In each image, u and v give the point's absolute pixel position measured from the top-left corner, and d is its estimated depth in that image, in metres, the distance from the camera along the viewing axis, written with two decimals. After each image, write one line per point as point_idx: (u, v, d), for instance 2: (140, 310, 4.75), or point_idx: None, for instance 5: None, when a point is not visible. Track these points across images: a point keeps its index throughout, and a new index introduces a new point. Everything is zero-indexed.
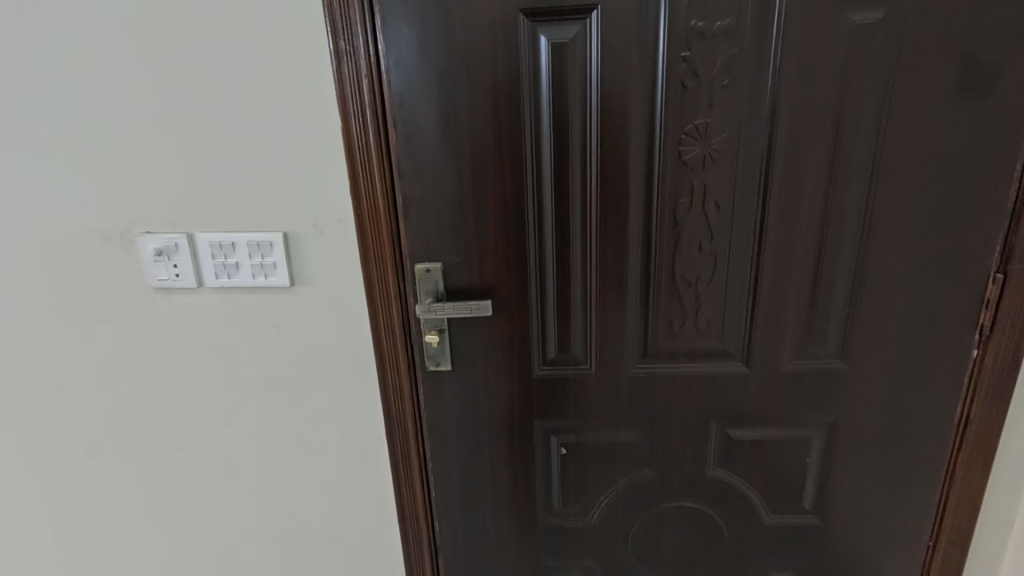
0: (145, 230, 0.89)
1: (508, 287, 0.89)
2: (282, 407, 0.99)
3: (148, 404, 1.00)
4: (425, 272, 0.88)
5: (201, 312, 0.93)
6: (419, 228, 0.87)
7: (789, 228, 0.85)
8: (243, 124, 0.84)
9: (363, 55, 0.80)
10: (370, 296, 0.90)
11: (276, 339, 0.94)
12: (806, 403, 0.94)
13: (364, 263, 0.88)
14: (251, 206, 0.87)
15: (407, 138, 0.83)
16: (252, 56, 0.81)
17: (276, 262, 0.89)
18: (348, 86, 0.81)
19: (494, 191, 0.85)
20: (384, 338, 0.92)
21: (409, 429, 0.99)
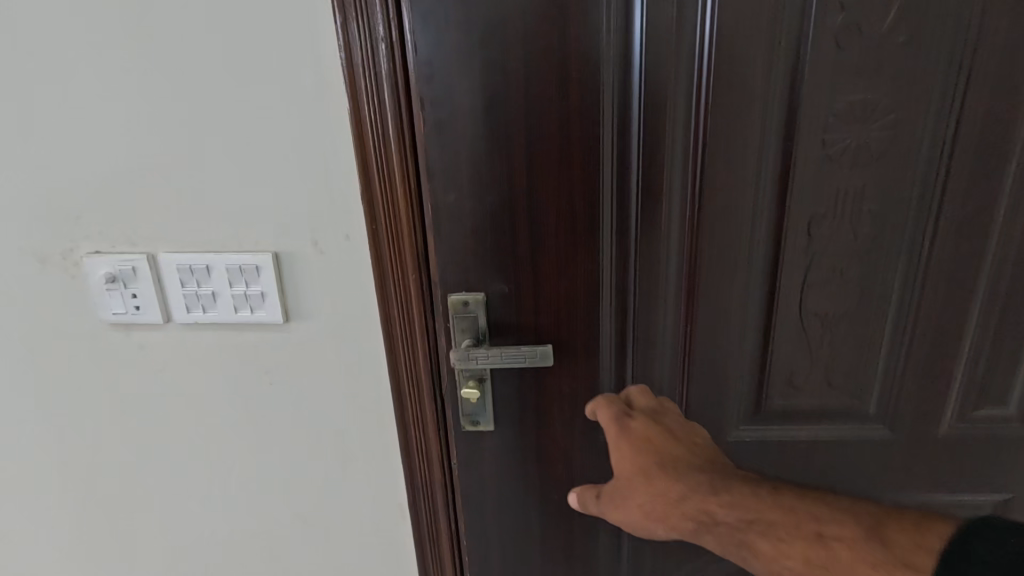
0: (91, 250, 0.67)
1: (573, 327, 0.67)
2: (275, 476, 0.77)
3: (98, 474, 0.77)
4: (461, 306, 0.65)
5: (169, 354, 0.71)
6: (453, 251, 0.64)
7: (968, 249, 0.61)
8: (219, 108, 0.62)
9: (380, 11, 0.56)
10: (389, 336, 0.68)
11: (267, 389, 0.73)
12: (961, 479, 0.71)
13: (380, 294, 0.66)
14: (232, 218, 0.65)
15: (439, 126, 0.59)
16: (228, 12, 0.58)
17: (265, 292, 0.67)
18: (358, 55, 0.58)
19: (559, 200, 0.61)
20: (406, 389, 0.71)
21: (438, 502, 0.77)
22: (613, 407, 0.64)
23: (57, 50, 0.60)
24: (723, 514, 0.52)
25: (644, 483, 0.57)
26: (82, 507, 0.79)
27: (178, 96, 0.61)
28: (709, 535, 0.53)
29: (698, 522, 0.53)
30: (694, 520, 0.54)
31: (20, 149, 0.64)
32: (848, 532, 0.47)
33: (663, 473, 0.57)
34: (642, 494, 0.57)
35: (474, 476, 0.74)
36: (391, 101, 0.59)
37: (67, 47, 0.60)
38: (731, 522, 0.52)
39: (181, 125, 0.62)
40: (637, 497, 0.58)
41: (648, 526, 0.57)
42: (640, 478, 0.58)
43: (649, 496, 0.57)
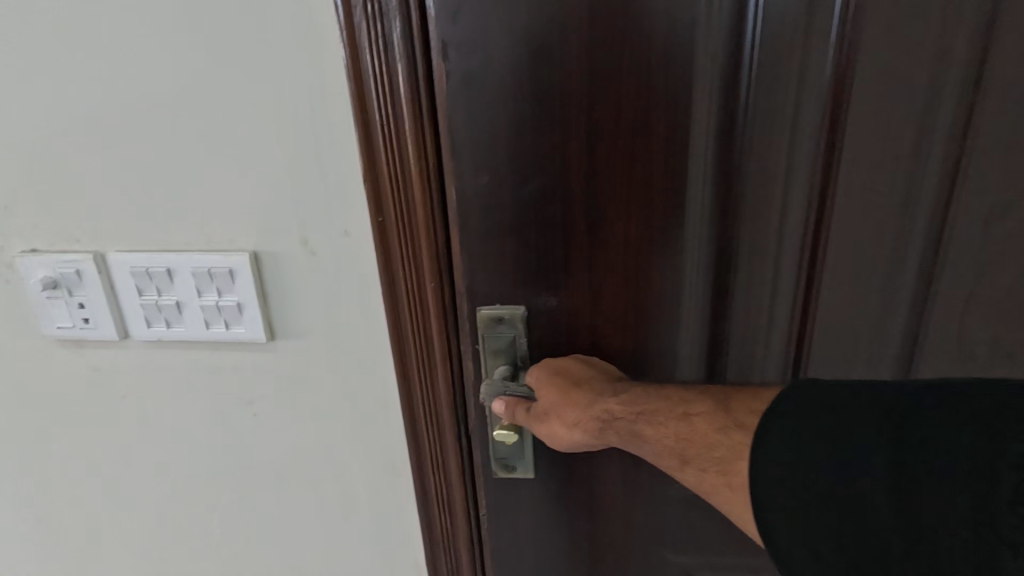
0: (27, 248, 0.53)
1: (642, 350, 0.50)
2: (265, 524, 0.63)
3: (57, 513, 0.64)
4: (493, 323, 0.50)
5: (129, 377, 0.57)
6: (485, 255, 0.48)
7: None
8: (177, 62, 0.47)
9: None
10: (401, 358, 0.53)
11: (250, 421, 0.59)
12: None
13: (389, 303, 0.51)
14: (197, 207, 0.50)
15: (470, 84, 0.43)
16: None
17: (242, 303, 0.52)
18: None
19: (633, 186, 0.45)
20: (422, 423, 0.55)
21: (461, 560, 0.62)
22: (549, 360, 0.49)
23: None
24: (619, 406, 0.44)
25: (548, 391, 0.47)
26: (45, 553, 0.67)
27: (127, 47, 0.47)
28: (612, 435, 0.45)
29: (598, 419, 0.45)
30: (596, 418, 0.45)
31: None
32: (714, 406, 0.41)
33: (581, 389, 0.47)
34: (545, 400, 0.47)
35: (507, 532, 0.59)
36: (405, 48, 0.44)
37: None
38: (630, 416, 0.44)
39: (132, 85, 0.48)
40: (539, 406, 0.47)
41: (551, 439, 0.48)
42: (556, 399, 0.47)
43: (557, 407, 0.46)
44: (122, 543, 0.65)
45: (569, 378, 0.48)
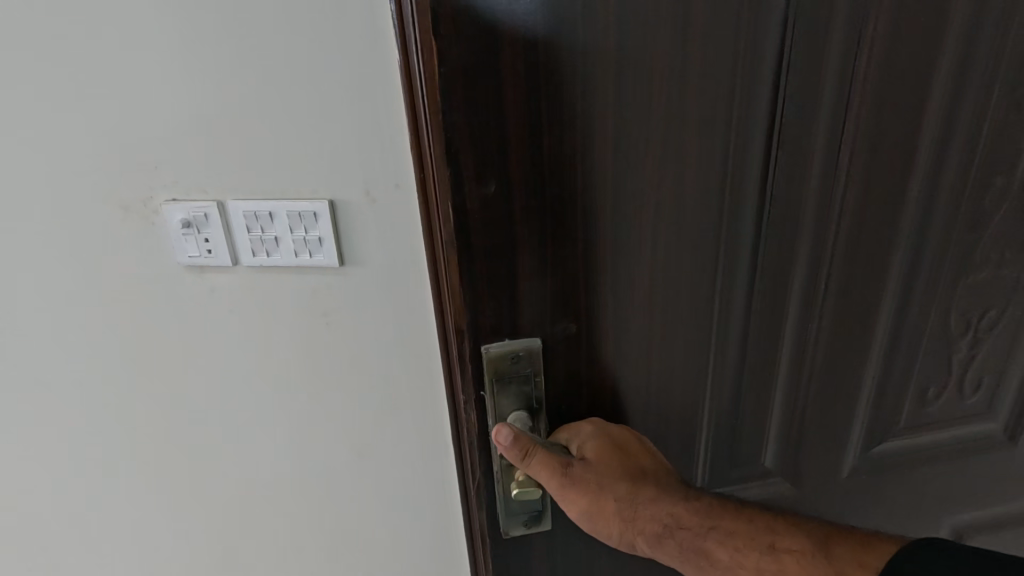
0: (169, 198, 0.73)
1: (616, 312, 0.64)
2: (333, 409, 0.85)
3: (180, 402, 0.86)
4: (507, 363, 0.64)
5: (238, 295, 0.78)
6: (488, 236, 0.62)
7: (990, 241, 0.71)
8: (279, 65, 0.66)
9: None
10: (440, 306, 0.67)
11: (325, 330, 0.79)
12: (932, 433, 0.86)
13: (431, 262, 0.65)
14: (291, 169, 0.70)
15: (472, 109, 0.53)
16: None
17: (322, 237, 0.72)
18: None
19: (620, 194, 0.58)
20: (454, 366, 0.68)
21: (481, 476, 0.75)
22: (602, 441, 0.67)
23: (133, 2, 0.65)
24: (684, 515, 0.66)
25: (608, 476, 0.66)
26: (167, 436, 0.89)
27: (242, 52, 0.66)
28: (668, 531, 0.66)
29: (664, 522, 0.66)
30: (661, 521, 0.66)
31: (96, 98, 0.69)
32: (810, 548, 0.60)
33: (640, 483, 0.66)
34: (603, 481, 0.66)
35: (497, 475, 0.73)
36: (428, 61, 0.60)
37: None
38: (698, 527, 0.65)
39: (247, 73, 0.67)
40: (595, 480, 0.66)
41: (601, 512, 0.67)
42: (621, 489, 0.66)
43: (625, 500, 0.66)
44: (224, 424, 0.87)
45: (631, 473, 0.67)
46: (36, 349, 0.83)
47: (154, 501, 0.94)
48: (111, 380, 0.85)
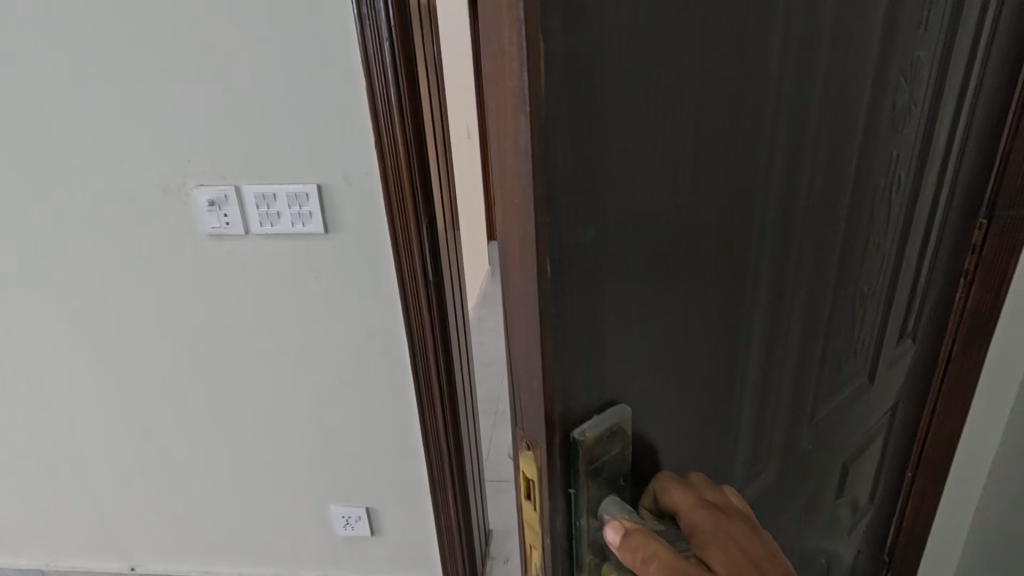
0: (199, 183, 1.01)
1: (697, 416, 0.44)
2: (320, 343, 1.13)
3: (205, 339, 1.14)
4: (604, 438, 0.36)
5: (248, 256, 1.05)
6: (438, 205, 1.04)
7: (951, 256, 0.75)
8: (281, 89, 0.93)
9: (387, 52, 0.89)
10: (398, 261, 1.03)
11: (314, 282, 1.07)
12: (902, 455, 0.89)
13: (392, 228, 1.00)
14: (288, 162, 0.97)
15: (585, 133, 0.29)
16: (284, 30, 0.90)
17: (312, 212, 1.00)
18: (377, 85, 0.91)
19: (728, 266, 0.41)
20: (411, 295, 1.06)
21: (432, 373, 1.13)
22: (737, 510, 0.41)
23: (175, 41, 0.92)
24: None
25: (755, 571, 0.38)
26: (195, 366, 1.17)
27: (253, 80, 0.93)
28: None
29: None
30: None
31: (147, 109, 0.97)
32: None
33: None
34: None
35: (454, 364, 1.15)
36: (387, 91, 0.92)
37: (180, 40, 0.92)
38: None
39: (257, 93, 0.94)
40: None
41: None
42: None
43: None
44: (238, 356, 1.15)
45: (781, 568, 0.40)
46: (98, 293, 1.12)
47: (184, 416, 1.23)
48: (152, 320, 1.13)
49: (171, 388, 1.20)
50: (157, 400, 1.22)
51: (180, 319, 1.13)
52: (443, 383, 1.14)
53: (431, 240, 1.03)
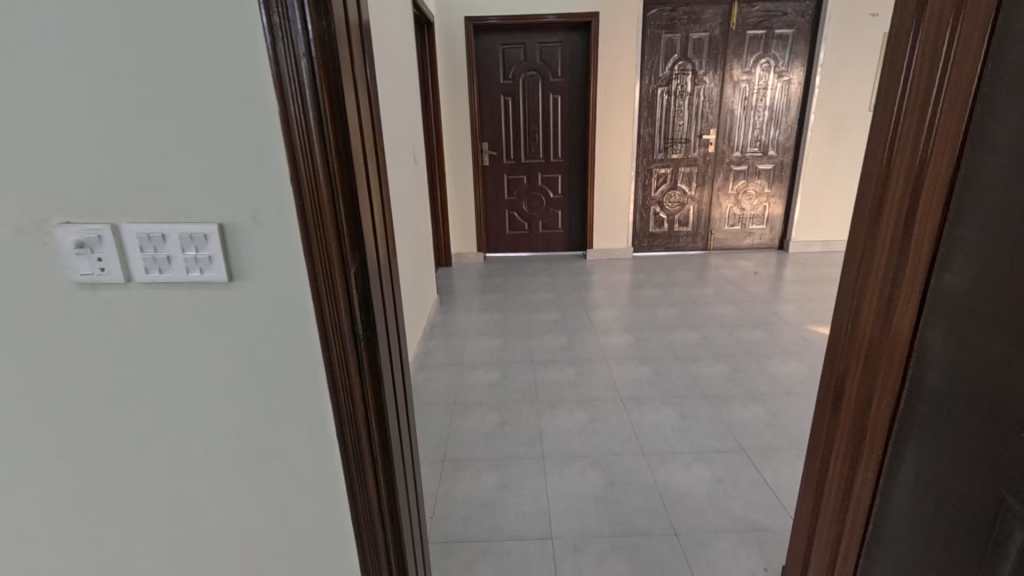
0: (64, 221, 0.81)
1: None
2: (227, 412, 0.93)
3: (77, 409, 0.92)
4: None
5: (131, 308, 0.86)
6: (369, 252, 0.90)
7: (990, 277, 0.75)
8: (177, 111, 0.77)
9: (305, 80, 0.75)
10: (321, 318, 0.87)
11: (218, 338, 0.88)
12: (976, 498, 0.78)
13: (313, 279, 0.84)
14: (182, 197, 0.80)
15: None
16: (180, 45, 0.74)
17: (212, 256, 0.82)
18: (292, 116, 0.76)
19: None
20: (336, 355, 0.89)
21: (365, 444, 0.96)
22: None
23: (36, 51, 0.74)
24: None
25: None
26: (64, 441, 0.94)
27: (140, 101, 0.76)
28: None
29: None
30: None
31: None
32: None
33: None
34: None
35: (390, 430, 1.00)
36: (308, 128, 0.77)
37: (44, 47, 0.74)
38: None
39: (141, 117, 0.77)
40: None
41: None
42: None
43: None
44: (121, 431, 0.94)
45: None
46: None
47: (53, 505, 0.99)
48: (8, 390, 0.91)
49: (35, 474, 0.97)
50: (17, 485, 0.97)
51: (47, 389, 0.91)
52: (376, 455, 0.98)
53: (358, 293, 0.88)
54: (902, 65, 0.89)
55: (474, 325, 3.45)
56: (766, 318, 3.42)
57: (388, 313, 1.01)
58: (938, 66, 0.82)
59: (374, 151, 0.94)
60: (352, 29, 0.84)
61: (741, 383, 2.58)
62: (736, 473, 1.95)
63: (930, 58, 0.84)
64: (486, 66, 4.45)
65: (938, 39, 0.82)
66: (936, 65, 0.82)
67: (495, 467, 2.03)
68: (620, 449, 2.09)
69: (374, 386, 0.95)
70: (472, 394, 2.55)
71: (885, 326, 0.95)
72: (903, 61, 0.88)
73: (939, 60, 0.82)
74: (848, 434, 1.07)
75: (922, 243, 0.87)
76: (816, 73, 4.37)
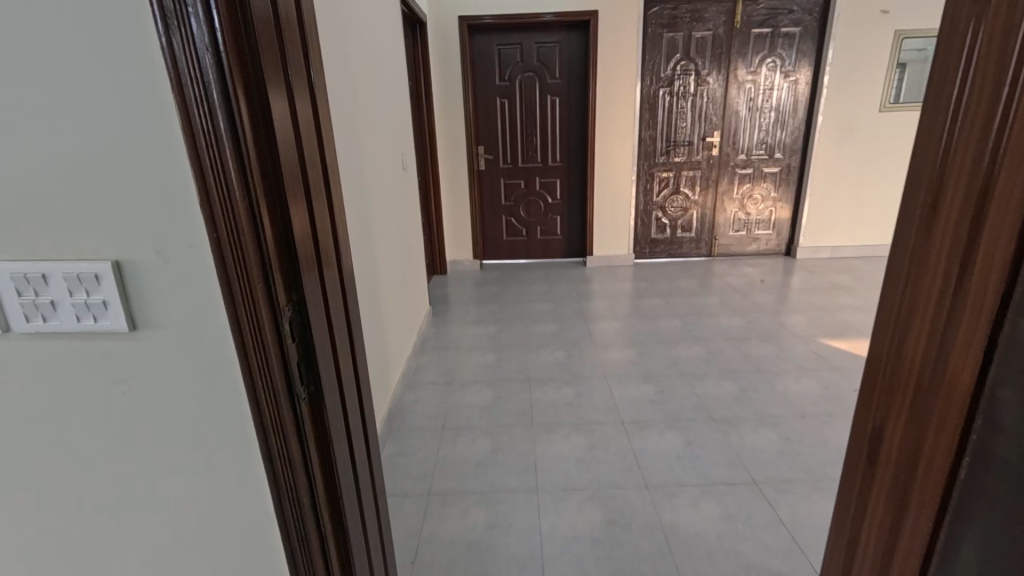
0: None
1: None
2: (137, 487, 0.76)
3: None
4: None
5: (12, 363, 0.70)
6: (309, 291, 0.73)
7: None
8: (53, 122, 0.60)
9: (212, 81, 0.58)
10: (249, 374, 0.70)
11: (121, 398, 0.72)
12: None
13: (236, 327, 0.68)
14: (64, 229, 0.64)
15: None
16: (53, 38, 0.58)
17: (107, 301, 0.66)
18: (197, 126, 0.59)
19: None
20: (269, 417, 0.72)
21: (311, 520, 0.79)
22: None
23: None
24: None
25: None
26: None
27: (5, 109, 0.60)
28: None
29: None
30: None
31: None
32: None
33: None
34: None
35: (343, 499, 0.84)
36: (217, 141, 0.60)
37: None
38: None
39: (6, 128, 0.60)
40: None
41: None
42: None
43: None
44: (9, 509, 0.77)
45: None
46: None
47: None
48: None
49: None
50: None
51: None
52: (325, 531, 0.82)
53: (294, 342, 0.72)
54: (941, 56, 0.71)
55: (468, 339, 3.28)
56: (775, 330, 3.25)
57: (338, 359, 0.85)
58: (1005, 54, 0.62)
59: (316, 167, 0.78)
60: (282, 19, 0.67)
61: (751, 404, 2.41)
62: (748, 510, 1.78)
63: (993, 47, 0.63)
64: (481, 67, 4.29)
65: (1005, 19, 0.62)
66: (1005, 53, 0.62)
67: (485, 503, 1.86)
68: (621, 482, 1.92)
69: (318, 449, 0.79)
70: (463, 418, 2.38)
71: (929, 377, 0.77)
72: (950, 48, 0.69)
73: (1007, 45, 0.62)
74: (881, 501, 0.89)
75: (989, 277, 0.69)
76: (824, 72, 4.21)
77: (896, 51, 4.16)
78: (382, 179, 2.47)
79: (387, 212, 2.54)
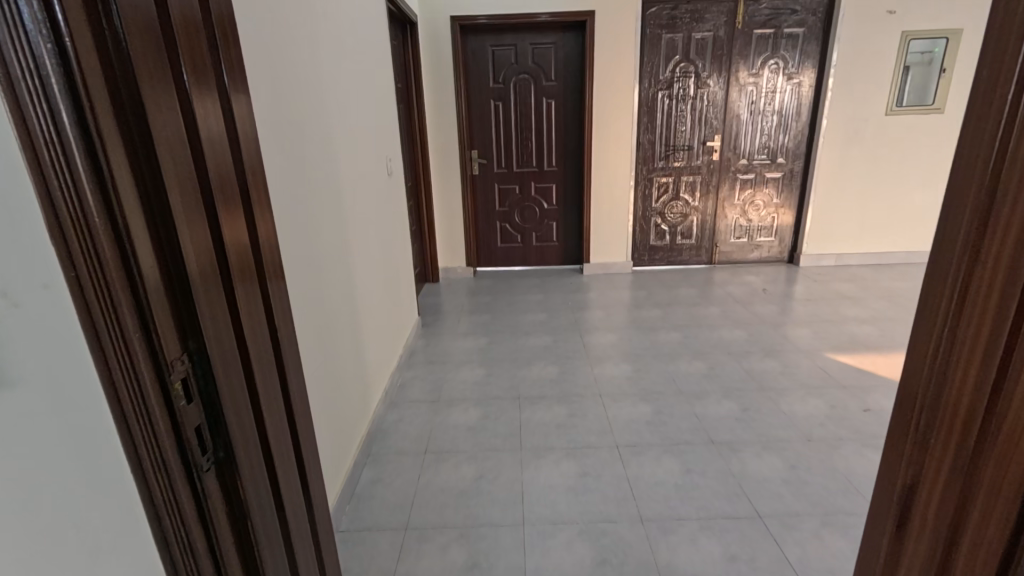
0: None
1: None
2: None
3: None
4: None
5: None
6: (213, 338, 0.61)
7: None
8: None
9: (53, 77, 0.44)
10: (133, 450, 0.55)
11: None
12: None
13: (111, 392, 0.53)
14: None
15: None
16: None
17: None
18: (37, 137, 0.45)
19: None
20: (161, 498, 0.58)
21: None
22: None
23: None
24: None
25: None
26: None
27: None
28: None
29: None
30: None
31: None
32: None
33: None
34: None
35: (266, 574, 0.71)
36: (66, 157, 0.46)
37: None
38: None
39: None
40: None
41: None
42: None
43: None
44: None
45: None
46: None
47: None
48: None
49: None
50: None
51: None
52: None
53: (189, 403, 0.58)
54: (983, 43, 0.55)
55: (458, 352, 3.13)
56: (779, 343, 3.10)
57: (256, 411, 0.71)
58: None
59: (225, 185, 0.65)
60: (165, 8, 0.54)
61: (754, 425, 2.26)
62: (752, 549, 1.63)
63: None
64: (474, 69, 4.16)
65: None
66: None
67: (466, 539, 1.71)
68: (615, 515, 1.78)
69: (231, 524, 0.66)
70: (448, 440, 2.24)
71: (977, 447, 0.58)
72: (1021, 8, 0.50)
73: None
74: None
75: None
76: (828, 74, 4.07)
77: (902, 52, 4.02)
78: (363, 187, 2.32)
79: (368, 221, 2.39)
